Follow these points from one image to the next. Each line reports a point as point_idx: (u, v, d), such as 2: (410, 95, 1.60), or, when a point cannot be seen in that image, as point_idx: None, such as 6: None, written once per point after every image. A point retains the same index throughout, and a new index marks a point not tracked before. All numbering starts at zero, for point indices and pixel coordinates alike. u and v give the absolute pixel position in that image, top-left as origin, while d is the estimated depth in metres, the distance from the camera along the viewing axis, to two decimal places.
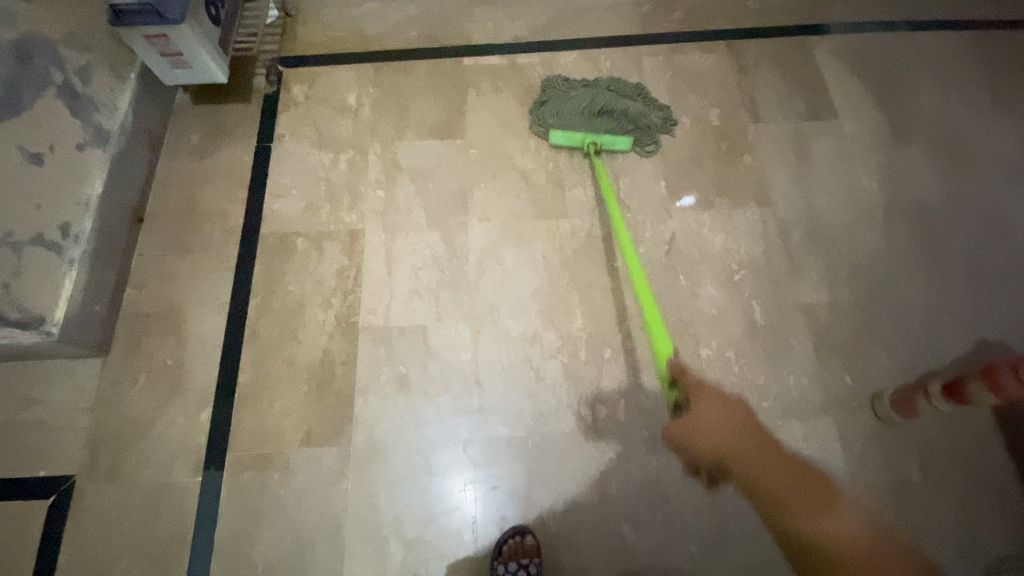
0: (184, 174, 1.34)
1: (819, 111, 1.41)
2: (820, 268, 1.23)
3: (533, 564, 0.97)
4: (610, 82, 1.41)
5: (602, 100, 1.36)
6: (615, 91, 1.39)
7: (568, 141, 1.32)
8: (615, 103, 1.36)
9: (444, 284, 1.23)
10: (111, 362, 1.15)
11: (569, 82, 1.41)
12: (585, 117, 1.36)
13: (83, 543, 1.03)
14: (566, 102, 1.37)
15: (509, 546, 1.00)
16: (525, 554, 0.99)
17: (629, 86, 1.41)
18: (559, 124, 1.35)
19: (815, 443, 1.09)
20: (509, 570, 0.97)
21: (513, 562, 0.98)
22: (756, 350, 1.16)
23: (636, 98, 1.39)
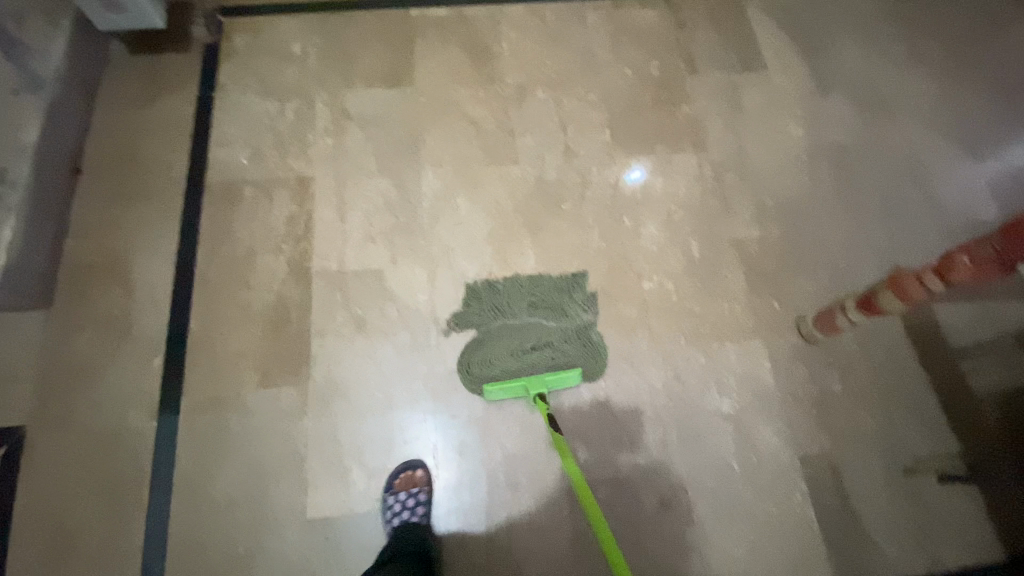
0: (122, 124, 1.30)
1: (750, 64, 1.50)
2: (752, 208, 1.32)
3: (424, 492, 1.04)
4: (550, 298, 1.21)
5: (544, 335, 1.17)
6: (558, 321, 1.19)
7: (508, 394, 1.11)
8: (558, 342, 1.17)
9: (397, 229, 1.25)
10: (56, 313, 1.13)
11: (509, 303, 1.20)
12: (519, 356, 1.16)
13: (37, 492, 1.02)
14: (496, 338, 1.17)
15: (400, 480, 1.05)
16: (415, 485, 1.05)
17: (573, 304, 1.20)
18: (489, 361, 1.15)
19: (748, 363, 1.17)
20: (398, 500, 1.02)
21: (402, 492, 1.04)
22: (695, 281, 1.23)
23: (582, 327, 1.18)
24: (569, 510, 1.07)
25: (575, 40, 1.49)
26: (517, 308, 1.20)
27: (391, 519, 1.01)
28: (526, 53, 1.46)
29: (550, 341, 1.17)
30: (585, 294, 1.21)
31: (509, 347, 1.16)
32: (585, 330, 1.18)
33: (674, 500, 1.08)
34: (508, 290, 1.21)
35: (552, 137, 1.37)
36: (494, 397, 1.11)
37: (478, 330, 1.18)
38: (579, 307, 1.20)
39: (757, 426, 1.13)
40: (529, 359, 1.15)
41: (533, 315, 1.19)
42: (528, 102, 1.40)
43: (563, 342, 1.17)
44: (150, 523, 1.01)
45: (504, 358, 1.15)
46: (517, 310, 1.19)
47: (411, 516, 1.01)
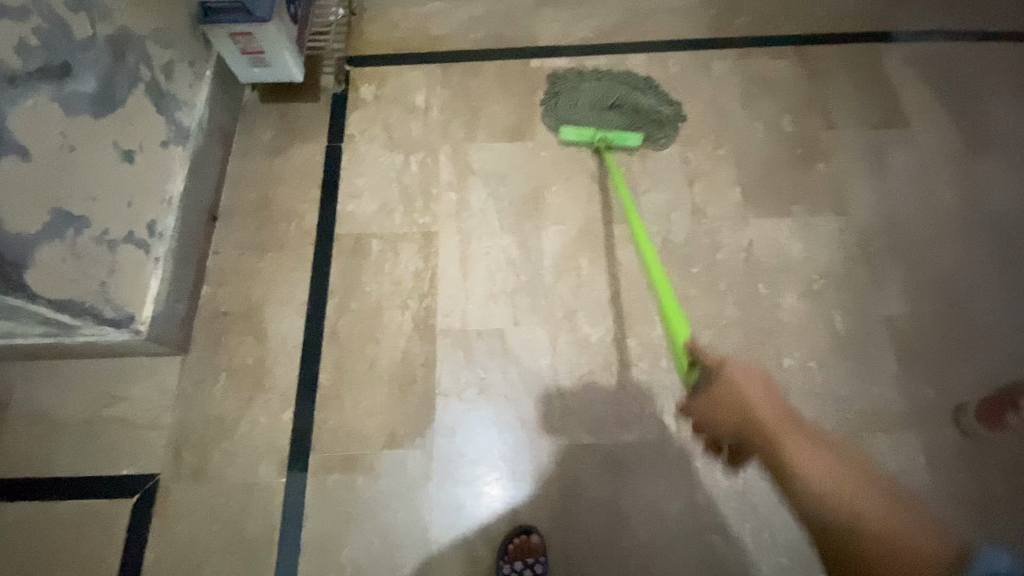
0: (257, 172, 1.33)
1: (891, 119, 1.40)
2: (901, 279, 1.22)
3: (540, 563, 0.98)
4: (623, 74, 1.43)
5: (618, 90, 1.38)
6: (629, 84, 1.40)
7: (578, 138, 1.33)
8: (628, 97, 1.38)
9: (520, 287, 1.22)
10: (192, 361, 1.15)
11: (585, 69, 1.44)
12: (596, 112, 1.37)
13: (172, 544, 1.03)
14: (576, 91, 1.39)
15: (515, 545, 1.00)
16: (531, 553, 0.99)
17: (641, 81, 1.42)
18: (573, 120, 1.36)
19: (903, 457, 1.08)
20: (515, 569, 0.98)
21: (518, 561, 0.99)
22: (838, 360, 1.15)
23: (649, 97, 1.39)
24: None
25: (701, 92, 1.43)
26: (596, 89, 1.39)
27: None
28: None
29: (621, 97, 1.38)
30: (655, 101, 1.39)
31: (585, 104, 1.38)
32: (654, 110, 1.37)
33: None
34: (584, 69, 1.45)
35: (680, 194, 1.31)
36: (566, 138, 1.33)
37: (560, 83, 1.41)
38: (652, 101, 1.39)
39: None
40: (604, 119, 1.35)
41: (607, 79, 1.41)
42: (653, 156, 1.35)
43: (632, 104, 1.37)
44: None
45: (583, 117, 1.36)
46: (596, 88, 1.40)
47: None
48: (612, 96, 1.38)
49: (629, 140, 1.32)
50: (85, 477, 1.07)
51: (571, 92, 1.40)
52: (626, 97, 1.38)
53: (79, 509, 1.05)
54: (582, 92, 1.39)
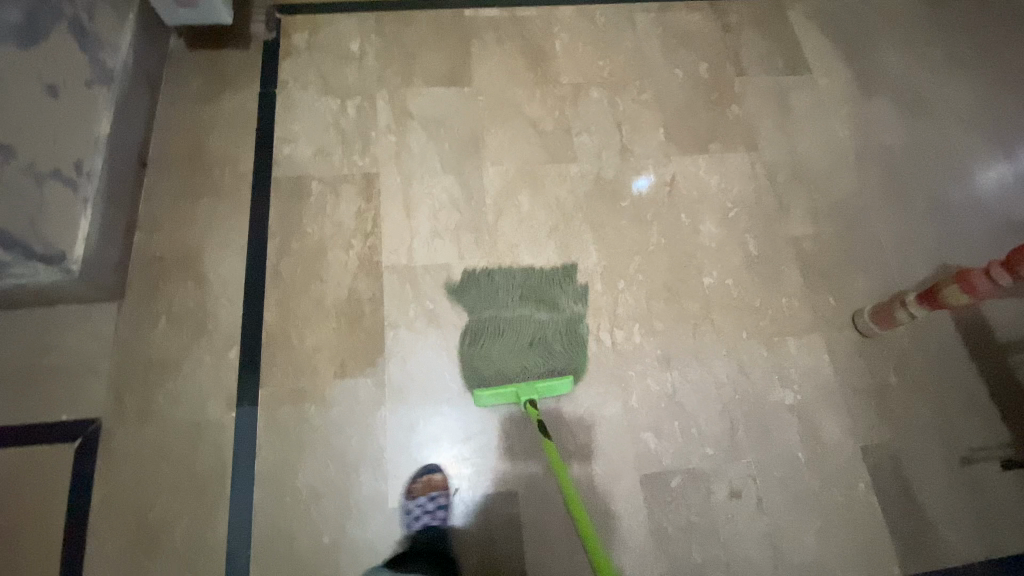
0: (187, 119, 1.30)
1: (793, 66, 1.54)
2: (804, 206, 1.36)
3: (443, 496, 1.05)
4: (542, 288, 1.21)
5: (538, 323, 1.17)
6: (553, 308, 1.19)
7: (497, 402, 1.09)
8: (553, 328, 1.17)
9: (462, 225, 1.27)
10: (129, 306, 1.13)
11: (499, 292, 1.20)
12: (513, 356, 1.14)
13: (117, 484, 1.02)
14: (489, 337, 1.16)
15: (419, 484, 1.06)
16: (435, 488, 1.05)
17: (564, 292, 1.21)
18: (486, 375, 1.13)
19: (808, 357, 1.22)
20: (419, 503, 1.04)
21: (422, 496, 1.04)
22: (753, 278, 1.27)
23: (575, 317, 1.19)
24: (645, 501, 1.08)
25: (627, 42, 1.52)
26: (504, 300, 1.19)
27: (410, 523, 1.03)
28: (579, 55, 1.49)
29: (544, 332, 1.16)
30: (574, 287, 1.22)
31: (499, 341, 1.15)
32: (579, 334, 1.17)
33: (744, 489, 1.11)
34: (500, 280, 1.21)
35: (609, 135, 1.39)
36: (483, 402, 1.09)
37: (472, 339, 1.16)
38: (570, 300, 1.21)
39: (820, 418, 1.17)
40: (524, 365, 1.14)
41: (525, 307, 1.19)
42: (583, 101, 1.43)
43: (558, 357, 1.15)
44: (234, 513, 1.02)
45: (500, 362, 1.14)
46: (504, 304, 1.19)
47: (432, 519, 1.03)
48: (528, 321, 1.17)
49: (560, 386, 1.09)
50: (20, 425, 1.04)
51: (477, 327, 1.17)
52: (542, 328, 1.17)
53: (16, 458, 1.02)
54: (487, 312, 1.18)
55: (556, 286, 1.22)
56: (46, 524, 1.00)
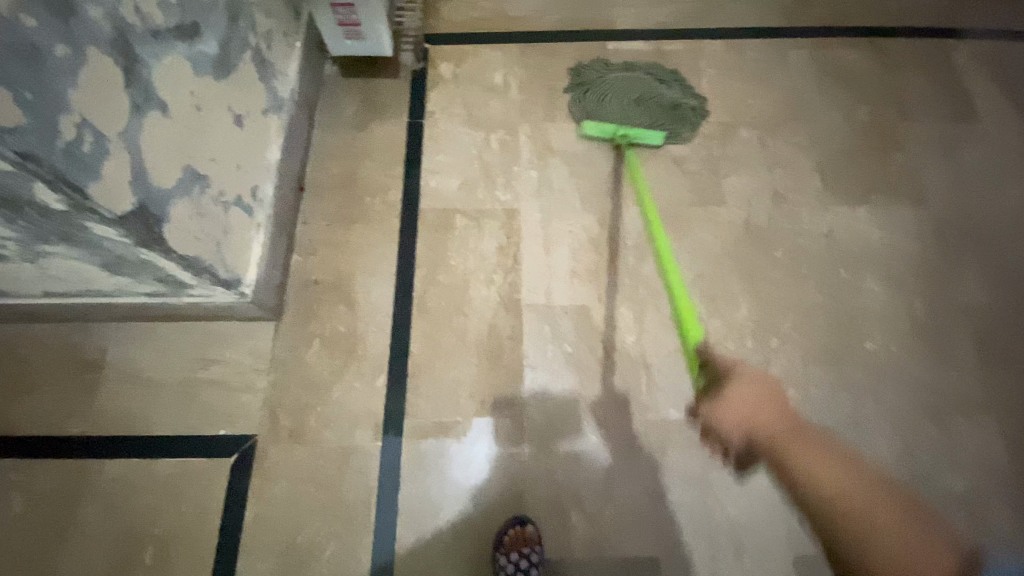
0: (340, 145, 1.34)
1: (964, 112, 1.41)
2: (978, 269, 1.24)
3: (536, 552, 0.98)
4: (664, 76, 1.41)
5: (647, 87, 1.39)
6: (668, 86, 1.39)
7: (599, 133, 1.29)
8: (659, 94, 1.38)
9: (604, 265, 1.24)
10: (285, 326, 1.17)
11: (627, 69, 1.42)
12: (621, 98, 1.37)
13: (269, 503, 1.05)
14: (607, 85, 1.39)
15: (510, 537, 1.00)
16: (527, 543, 0.99)
17: (679, 87, 1.41)
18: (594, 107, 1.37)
19: (983, 440, 1.11)
20: (512, 559, 0.97)
21: (515, 552, 0.98)
22: (919, 345, 1.17)
23: (682, 104, 1.38)
24: None
25: (778, 79, 1.44)
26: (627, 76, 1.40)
27: None
28: (728, 91, 1.42)
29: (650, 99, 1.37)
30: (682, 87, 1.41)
31: (612, 96, 1.38)
32: (679, 107, 1.38)
33: None
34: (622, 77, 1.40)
35: (759, 179, 1.32)
36: (588, 131, 1.30)
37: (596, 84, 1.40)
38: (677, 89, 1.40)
39: (997, 512, 1.06)
40: (628, 98, 1.37)
41: (644, 83, 1.39)
42: (732, 141, 1.36)
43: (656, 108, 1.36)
44: (377, 548, 1.03)
45: (611, 113, 1.35)
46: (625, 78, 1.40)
47: None
48: (640, 83, 1.39)
49: (650, 138, 1.30)
50: (184, 434, 1.09)
51: (597, 83, 1.40)
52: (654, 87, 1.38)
53: (177, 467, 1.07)
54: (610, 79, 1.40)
55: (664, 77, 1.41)
56: (202, 535, 1.03)
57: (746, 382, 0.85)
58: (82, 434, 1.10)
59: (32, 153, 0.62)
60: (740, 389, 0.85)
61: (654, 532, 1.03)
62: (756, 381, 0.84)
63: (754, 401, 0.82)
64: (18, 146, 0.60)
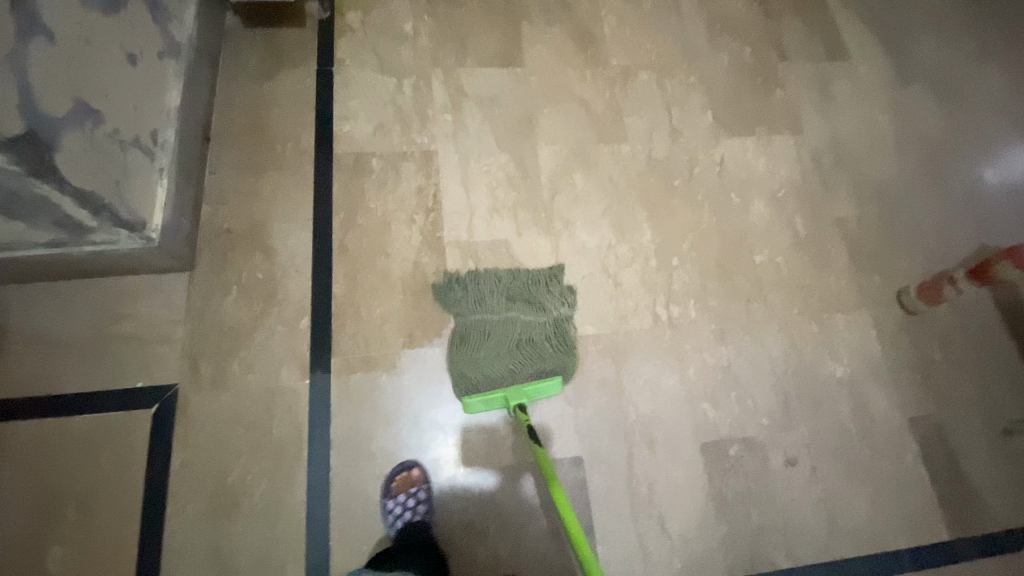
0: (247, 95, 1.32)
1: (833, 53, 1.57)
2: (848, 188, 1.40)
3: (422, 490, 1.05)
4: (534, 296, 1.20)
5: (527, 322, 1.17)
6: (540, 309, 1.18)
7: (485, 406, 1.07)
8: (541, 330, 1.17)
9: (520, 201, 1.30)
10: (200, 276, 1.15)
11: (487, 294, 1.19)
12: (499, 357, 1.14)
13: (195, 448, 1.04)
14: (482, 339, 1.15)
15: (397, 481, 1.05)
16: (413, 484, 1.05)
17: (552, 296, 1.20)
18: (472, 378, 1.12)
19: (855, 333, 1.26)
20: (398, 501, 1.03)
21: (402, 493, 1.04)
22: (800, 257, 1.31)
23: (563, 316, 1.19)
24: (706, 467, 1.12)
25: (673, 26, 1.54)
26: (493, 304, 1.18)
27: (394, 521, 1.02)
28: (628, 38, 1.51)
29: (533, 337, 1.16)
30: (562, 287, 1.22)
31: (488, 348, 1.14)
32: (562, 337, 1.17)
33: (799, 458, 1.15)
34: (487, 283, 1.20)
35: (659, 117, 1.42)
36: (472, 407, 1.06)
37: (457, 326, 1.17)
38: (556, 303, 1.20)
39: (868, 391, 1.22)
40: (509, 370, 1.12)
41: (512, 309, 1.18)
42: (634, 83, 1.45)
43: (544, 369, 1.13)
44: (313, 479, 1.05)
45: (488, 373, 1.12)
46: (495, 308, 1.18)
47: (414, 515, 1.02)
48: (514, 323, 1.17)
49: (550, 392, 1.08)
50: (98, 391, 1.06)
51: (466, 330, 1.16)
52: (534, 321, 1.17)
53: (93, 424, 1.04)
54: (478, 319, 1.17)
55: (544, 284, 1.21)
56: (126, 486, 1.01)
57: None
58: None
59: None
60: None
61: (577, 439, 1.11)
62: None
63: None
64: None
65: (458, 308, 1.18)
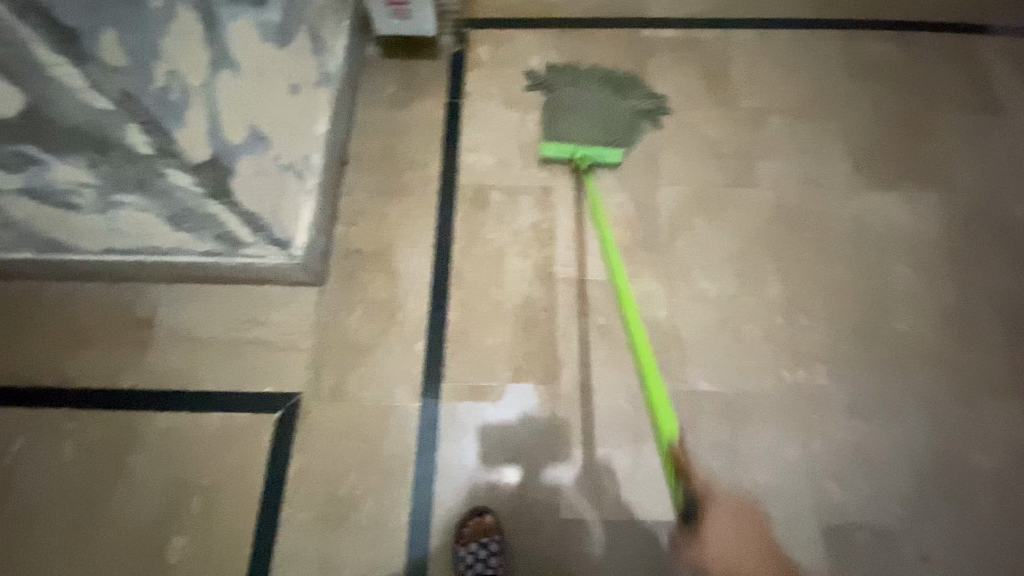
0: (381, 122, 1.39)
1: (993, 105, 1.43)
2: (1006, 256, 1.26)
3: (495, 542, 0.99)
4: (620, 83, 1.42)
5: (609, 103, 1.38)
6: (622, 96, 1.40)
7: (557, 152, 1.30)
8: (618, 112, 1.37)
9: (638, 241, 1.27)
10: (327, 291, 1.21)
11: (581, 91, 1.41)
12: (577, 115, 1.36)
13: (311, 458, 1.09)
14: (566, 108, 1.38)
15: (469, 529, 1.02)
16: (486, 533, 1.01)
17: (637, 94, 1.41)
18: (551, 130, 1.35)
19: (1008, 420, 1.13)
20: (471, 551, 0.99)
21: (473, 543, 1.00)
22: (945, 327, 1.19)
23: (642, 109, 1.40)
24: (828, 553, 1.03)
25: (808, 68, 1.47)
26: (589, 91, 1.40)
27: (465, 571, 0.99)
28: (759, 79, 1.45)
29: (609, 117, 1.36)
30: (647, 92, 1.42)
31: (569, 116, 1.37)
32: (632, 134, 1.36)
33: (935, 555, 1.04)
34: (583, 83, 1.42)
35: (790, 163, 1.35)
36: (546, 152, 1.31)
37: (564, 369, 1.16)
38: (638, 99, 1.40)
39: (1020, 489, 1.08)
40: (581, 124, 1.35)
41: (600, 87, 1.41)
42: (763, 127, 1.39)
43: (612, 132, 1.35)
44: (415, 504, 1.06)
45: (565, 129, 1.35)
46: (588, 94, 1.40)
47: (486, 568, 0.97)
48: (600, 101, 1.38)
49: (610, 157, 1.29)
50: (230, 392, 1.13)
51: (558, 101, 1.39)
52: (615, 105, 1.38)
53: (223, 422, 1.11)
54: (574, 95, 1.40)
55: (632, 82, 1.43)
56: (246, 486, 1.07)
57: (729, 516, 0.98)
58: (133, 387, 1.14)
59: (130, 90, 0.70)
60: (717, 528, 0.93)
61: None
62: (735, 510, 1.00)
63: (742, 533, 0.97)
64: (120, 83, 0.69)
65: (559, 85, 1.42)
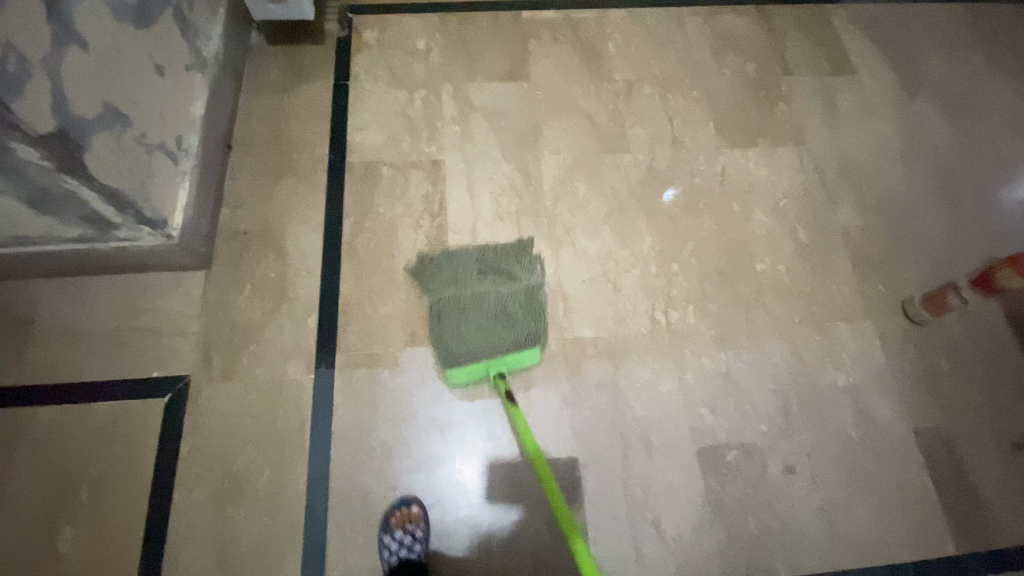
0: (267, 107, 1.39)
1: (839, 68, 1.59)
2: (853, 199, 1.40)
3: (420, 529, 1.03)
4: (499, 261, 1.25)
5: (498, 293, 1.21)
6: (509, 280, 1.23)
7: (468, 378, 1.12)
8: (512, 300, 1.20)
9: (523, 207, 1.33)
10: (216, 274, 1.21)
11: (460, 273, 1.23)
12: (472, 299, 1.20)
13: (203, 437, 1.08)
14: (455, 311, 1.19)
15: (396, 517, 1.05)
16: (411, 521, 1.04)
17: (522, 266, 1.25)
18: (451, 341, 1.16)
19: (860, 341, 1.25)
20: (396, 537, 1.02)
21: (399, 530, 1.03)
22: (802, 265, 1.32)
23: (532, 258, 1.26)
24: (703, 473, 1.12)
25: (676, 43, 1.59)
26: (467, 280, 1.22)
27: (387, 557, 1.01)
28: (632, 54, 1.56)
29: (503, 303, 1.19)
30: (528, 257, 1.27)
31: (462, 308, 1.19)
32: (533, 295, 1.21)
33: (800, 466, 1.14)
34: (459, 261, 1.25)
35: (661, 128, 1.45)
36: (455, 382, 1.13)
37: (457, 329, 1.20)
38: (526, 272, 1.24)
39: (871, 401, 1.20)
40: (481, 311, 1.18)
41: (484, 284, 1.22)
42: (637, 97, 1.49)
43: (513, 304, 1.19)
44: (313, 471, 1.08)
45: (465, 331, 1.16)
46: (468, 285, 1.22)
47: (409, 552, 1.00)
48: (485, 295, 1.20)
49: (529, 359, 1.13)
50: (115, 381, 1.11)
51: (440, 308, 1.19)
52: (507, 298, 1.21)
53: (109, 411, 1.09)
54: (453, 294, 1.21)
55: (512, 254, 1.27)
56: (136, 471, 1.06)
57: None
58: (7, 384, 1.10)
59: None
60: None
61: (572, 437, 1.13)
62: None
63: None
64: None
65: (433, 287, 1.22)
